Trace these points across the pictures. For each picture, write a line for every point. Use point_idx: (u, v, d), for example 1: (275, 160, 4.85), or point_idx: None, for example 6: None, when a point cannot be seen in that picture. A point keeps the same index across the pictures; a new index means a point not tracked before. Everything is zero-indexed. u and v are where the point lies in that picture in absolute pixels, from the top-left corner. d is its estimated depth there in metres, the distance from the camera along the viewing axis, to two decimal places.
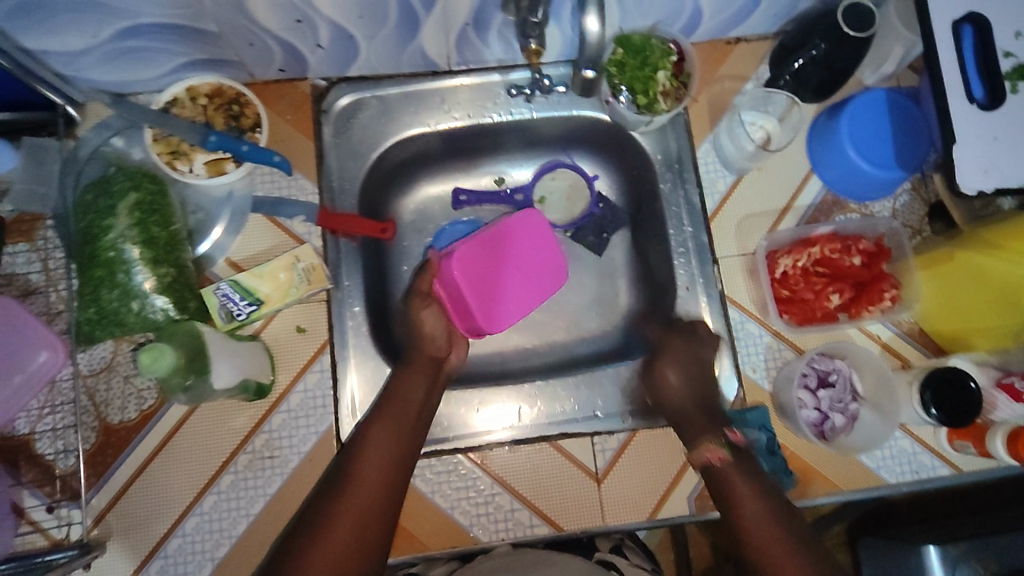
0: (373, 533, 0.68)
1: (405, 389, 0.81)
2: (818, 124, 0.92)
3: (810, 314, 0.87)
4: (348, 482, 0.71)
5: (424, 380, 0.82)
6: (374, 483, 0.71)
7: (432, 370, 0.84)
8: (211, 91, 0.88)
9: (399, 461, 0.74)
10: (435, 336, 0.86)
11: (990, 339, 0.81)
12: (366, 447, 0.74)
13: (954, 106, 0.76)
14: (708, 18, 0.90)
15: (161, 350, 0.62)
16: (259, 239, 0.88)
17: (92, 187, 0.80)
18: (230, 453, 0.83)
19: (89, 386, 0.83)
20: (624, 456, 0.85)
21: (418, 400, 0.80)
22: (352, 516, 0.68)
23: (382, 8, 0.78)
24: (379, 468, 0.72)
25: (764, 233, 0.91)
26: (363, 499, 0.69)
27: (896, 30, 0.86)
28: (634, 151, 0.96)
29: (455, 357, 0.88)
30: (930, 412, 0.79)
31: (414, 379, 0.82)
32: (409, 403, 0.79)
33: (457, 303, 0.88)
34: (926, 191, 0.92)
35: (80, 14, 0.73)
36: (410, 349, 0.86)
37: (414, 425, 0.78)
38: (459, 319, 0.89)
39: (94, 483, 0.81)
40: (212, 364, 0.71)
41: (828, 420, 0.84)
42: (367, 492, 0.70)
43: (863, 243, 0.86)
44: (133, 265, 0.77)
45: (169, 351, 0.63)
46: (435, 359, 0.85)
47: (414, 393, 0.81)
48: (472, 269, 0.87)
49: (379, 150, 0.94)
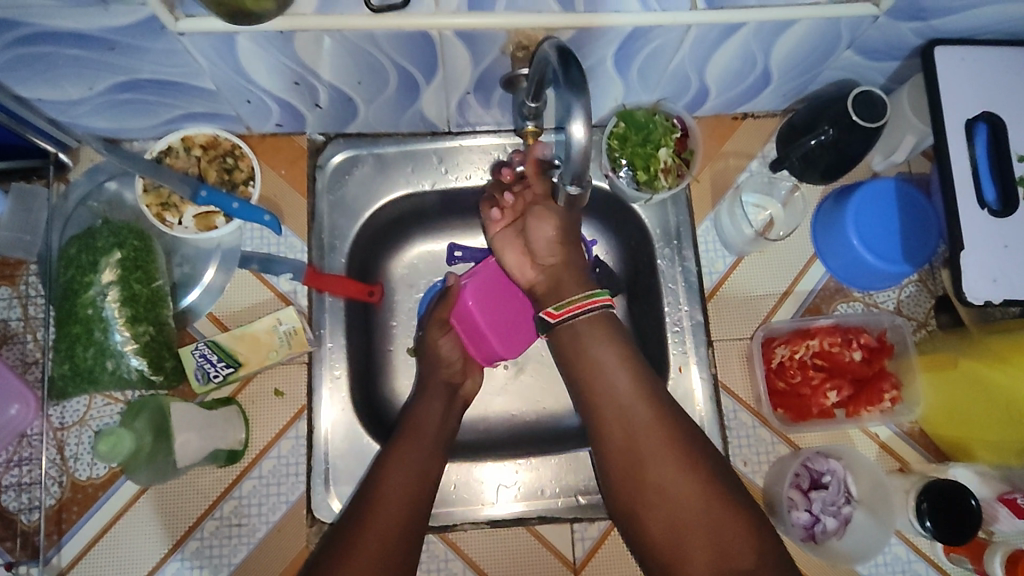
0: (397, 556, 0.71)
1: (423, 412, 0.82)
2: (823, 208, 0.90)
3: (806, 410, 0.84)
4: (370, 511, 0.73)
5: (441, 404, 0.83)
6: (394, 511, 0.74)
7: (448, 395, 0.84)
8: (206, 142, 0.87)
9: (419, 486, 0.76)
10: (451, 361, 0.86)
11: (994, 453, 0.78)
12: (382, 481, 0.75)
13: (963, 210, 0.76)
14: (714, 95, 0.88)
15: (118, 438, 0.63)
16: (244, 296, 0.87)
17: (75, 240, 0.78)
18: (197, 519, 0.80)
19: (60, 438, 0.81)
20: (604, 546, 0.83)
21: (435, 421, 0.81)
22: (376, 541, 0.71)
23: (381, 75, 0.77)
24: (399, 498, 0.74)
25: (758, 323, 0.88)
26: (385, 528, 0.72)
27: (908, 119, 0.84)
28: (633, 223, 0.93)
29: (469, 383, 0.87)
30: (924, 523, 0.76)
31: (431, 402, 0.83)
32: (430, 423, 0.81)
33: (473, 333, 0.87)
34: (933, 284, 0.89)
35: (76, 68, 0.72)
36: (425, 370, 0.85)
37: (433, 450, 0.79)
38: (475, 349, 0.88)
39: (56, 541, 0.79)
40: (177, 438, 0.70)
41: (820, 522, 0.79)
42: (390, 511, 0.73)
43: (865, 337, 0.83)
44: (112, 324, 0.75)
45: (126, 437, 0.63)
46: (450, 382, 0.85)
47: (431, 418, 0.81)
48: (480, 297, 0.87)
49: (372, 208, 0.91)
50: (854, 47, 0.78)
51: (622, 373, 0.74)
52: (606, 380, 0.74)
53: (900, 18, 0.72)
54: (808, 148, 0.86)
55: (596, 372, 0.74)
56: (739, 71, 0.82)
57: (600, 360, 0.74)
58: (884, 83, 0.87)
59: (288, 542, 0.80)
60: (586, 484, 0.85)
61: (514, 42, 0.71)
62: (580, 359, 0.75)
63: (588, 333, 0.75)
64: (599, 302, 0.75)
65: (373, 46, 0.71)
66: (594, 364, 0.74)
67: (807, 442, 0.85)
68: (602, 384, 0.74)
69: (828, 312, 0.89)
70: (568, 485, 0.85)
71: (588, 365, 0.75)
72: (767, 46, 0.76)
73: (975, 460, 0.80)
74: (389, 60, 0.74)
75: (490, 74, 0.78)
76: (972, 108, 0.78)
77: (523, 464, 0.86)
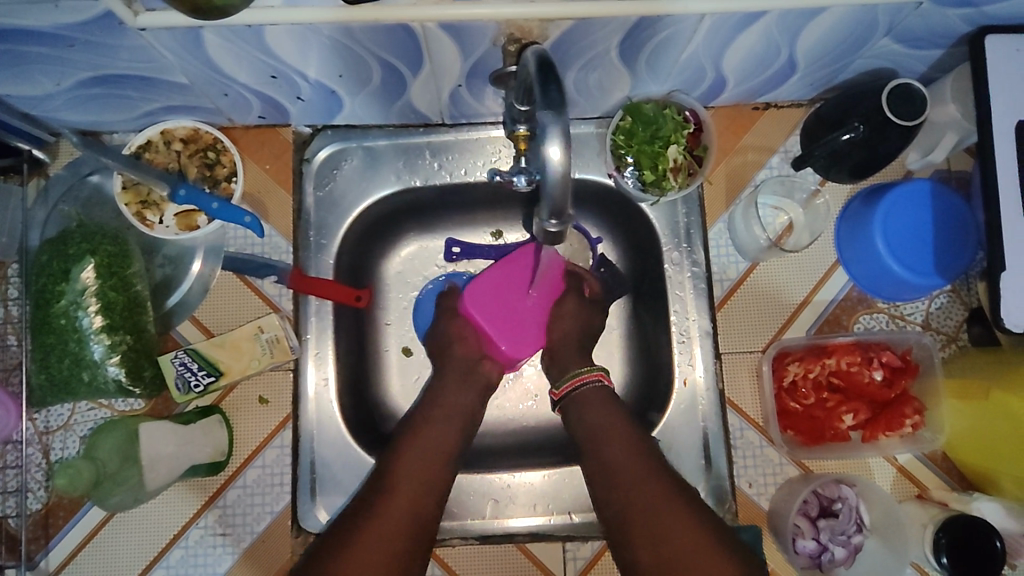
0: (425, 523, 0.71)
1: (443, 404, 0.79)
2: (850, 210, 0.82)
3: (819, 433, 0.79)
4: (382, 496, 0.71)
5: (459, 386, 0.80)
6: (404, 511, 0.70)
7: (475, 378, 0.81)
8: (187, 135, 0.82)
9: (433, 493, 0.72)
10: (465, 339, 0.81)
11: (1020, 489, 0.72)
12: (405, 451, 0.75)
13: (1006, 226, 0.68)
14: (733, 85, 0.80)
15: (74, 471, 0.67)
16: (228, 300, 0.83)
17: (48, 246, 0.76)
18: (182, 526, 0.79)
19: (45, 443, 0.79)
20: (597, 566, 0.80)
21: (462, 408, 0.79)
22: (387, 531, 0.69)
23: (364, 69, 0.71)
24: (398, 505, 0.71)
25: (769, 335, 0.82)
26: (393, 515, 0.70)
27: (949, 115, 0.76)
28: (640, 223, 0.86)
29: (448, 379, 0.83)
30: (940, 559, 0.71)
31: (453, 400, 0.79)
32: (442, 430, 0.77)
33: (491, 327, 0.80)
34: (967, 295, 0.81)
35: (38, 64, 0.67)
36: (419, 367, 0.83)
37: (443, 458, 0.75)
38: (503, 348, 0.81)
39: (43, 546, 0.78)
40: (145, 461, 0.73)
41: (827, 551, 0.75)
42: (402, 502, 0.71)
43: (888, 355, 0.77)
44: (88, 334, 0.74)
45: (84, 472, 0.67)
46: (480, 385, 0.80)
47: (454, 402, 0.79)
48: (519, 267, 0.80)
49: (362, 206, 0.86)
50: (893, 34, 0.69)
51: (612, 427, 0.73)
52: (613, 465, 0.71)
53: (948, 4, 0.64)
54: (837, 145, 0.76)
55: (597, 440, 0.73)
56: (760, 62, 0.74)
57: (602, 434, 0.73)
58: (926, 72, 0.78)
59: (271, 554, 0.79)
60: (580, 500, 0.82)
61: (505, 33, 0.64)
62: (584, 431, 0.74)
63: (587, 402, 0.75)
64: (592, 375, 0.77)
65: (352, 39, 0.65)
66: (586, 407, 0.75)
67: (818, 466, 0.79)
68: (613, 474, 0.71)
69: (848, 325, 0.82)
70: (563, 501, 0.82)
71: (592, 438, 0.73)
72: (793, 35, 0.68)
73: (1002, 495, 0.74)
74: (371, 54, 0.68)
75: (482, 66, 0.71)
76: None
77: (526, 471, 0.83)
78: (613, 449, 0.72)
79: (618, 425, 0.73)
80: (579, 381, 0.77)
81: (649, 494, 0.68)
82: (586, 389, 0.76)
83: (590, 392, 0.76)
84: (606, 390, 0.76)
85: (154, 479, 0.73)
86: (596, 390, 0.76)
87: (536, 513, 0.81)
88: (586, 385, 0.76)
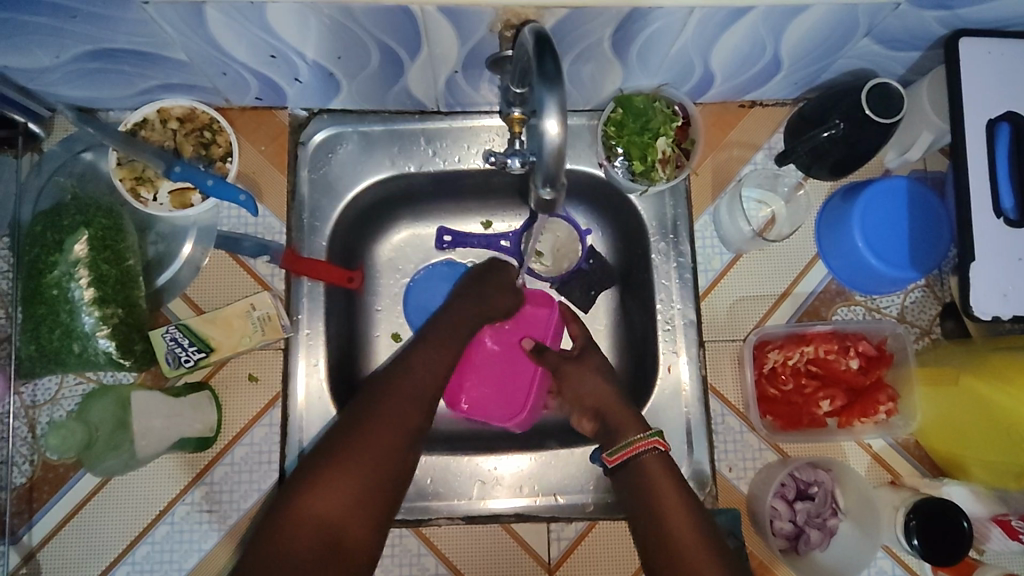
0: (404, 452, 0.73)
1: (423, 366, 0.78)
2: (830, 205, 0.85)
3: (796, 418, 0.81)
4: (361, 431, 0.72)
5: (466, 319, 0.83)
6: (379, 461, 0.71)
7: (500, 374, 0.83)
8: (183, 114, 0.82)
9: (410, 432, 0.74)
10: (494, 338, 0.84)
11: (989, 472, 0.76)
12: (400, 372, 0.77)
13: (978, 218, 0.71)
14: (721, 81, 0.82)
15: None
16: (220, 279, 0.84)
17: (41, 217, 0.76)
18: (169, 501, 0.79)
19: (31, 416, 0.79)
20: (581, 546, 0.81)
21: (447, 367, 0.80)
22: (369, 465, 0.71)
23: (363, 51, 0.73)
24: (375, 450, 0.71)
25: (751, 325, 0.84)
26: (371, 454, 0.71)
27: (925, 116, 0.79)
28: (628, 213, 0.88)
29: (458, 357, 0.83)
30: (911, 542, 0.73)
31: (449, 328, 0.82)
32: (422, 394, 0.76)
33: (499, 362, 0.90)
34: (940, 289, 0.84)
35: (37, 36, 0.68)
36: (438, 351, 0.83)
37: (409, 431, 0.74)
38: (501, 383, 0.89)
39: (26, 520, 0.77)
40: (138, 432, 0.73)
41: (804, 534, 0.77)
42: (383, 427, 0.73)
43: (864, 344, 0.80)
44: (79, 306, 0.74)
45: None
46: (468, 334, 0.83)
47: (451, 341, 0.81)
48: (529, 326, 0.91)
49: (355, 190, 0.87)
50: (873, 35, 0.72)
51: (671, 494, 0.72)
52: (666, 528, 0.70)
53: (924, 6, 0.67)
54: (818, 141, 0.79)
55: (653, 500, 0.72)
56: (747, 58, 0.76)
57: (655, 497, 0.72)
58: (903, 74, 0.81)
59: None
60: (566, 483, 0.83)
61: (502, 19, 0.66)
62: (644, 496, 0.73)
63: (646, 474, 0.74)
64: (649, 443, 0.74)
65: (352, 20, 0.66)
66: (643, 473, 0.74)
67: (796, 451, 0.82)
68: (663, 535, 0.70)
69: (826, 316, 0.84)
70: (548, 483, 0.83)
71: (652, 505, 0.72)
72: (778, 33, 0.71)
73: (969, 479, 0.78)
74: (371, 37, 0.70)
75: (479, 52, 0.73)
76: (995, 106, 0.72)
77: (511, 455, 0.84)
78: (668, 510, 0.71)
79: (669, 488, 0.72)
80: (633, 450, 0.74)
81: (696, 555, 0.68)
82: (643, 457, 0.74)
83: (648, 463, 0.74)
84: (666, 459, 0.75)
85: (143, 450, 0.75)
86: (655, 460, 0.74)
87: (522, 495, 0.83)
88: (642, 453, 0.74)
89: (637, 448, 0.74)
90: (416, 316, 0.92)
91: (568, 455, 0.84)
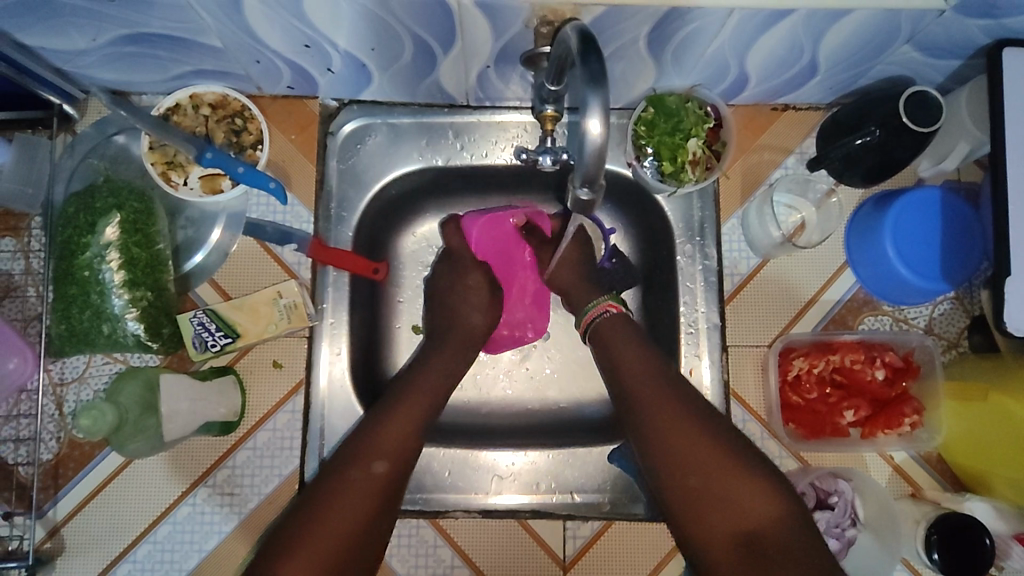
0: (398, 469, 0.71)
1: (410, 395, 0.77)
2: (861, 213, 0.84)
3: (819, 428, 0.81)
4: (312, 516, 0.65)
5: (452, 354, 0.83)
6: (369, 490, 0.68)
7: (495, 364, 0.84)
8: (215, 101, 0.83)
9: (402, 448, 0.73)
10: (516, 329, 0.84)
11: (1014, 490, 0.75)
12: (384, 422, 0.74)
13: (1014, 232, 0.70)
14: (754, 83, 0.81)
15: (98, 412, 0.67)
16: (247, 266, 0.85)
17: (74, 199, 0.77)
18: (191, 483, 0.80)
19: (58, 394, 0.80)
20: (597, 545, 0.81)
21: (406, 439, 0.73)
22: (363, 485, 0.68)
23: (397, 43, 0.73)
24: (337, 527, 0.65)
25: (775, 332, 0.84)
26: (355, 506, 0.67)
27: (963, 125, 0.78)
28: (655, 214, 0.87)
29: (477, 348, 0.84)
30: (931, 555, 0.73)
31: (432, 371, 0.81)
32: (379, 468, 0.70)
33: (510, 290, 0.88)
34: (970, 302, 0.83)
35: (75, 18, 0.68)
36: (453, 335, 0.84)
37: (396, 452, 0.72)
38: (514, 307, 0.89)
39: (51, 495, 0.79)
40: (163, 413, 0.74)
41: (821, 542, 0.76)
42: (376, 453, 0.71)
43: (890, 355, 0.80)
44: (110, 288, 0.75)
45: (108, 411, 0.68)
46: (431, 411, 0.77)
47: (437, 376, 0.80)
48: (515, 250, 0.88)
49: (382, 182, 0.87)
50: (913, 42, 0.71)
51: (637, 362, 0.73)
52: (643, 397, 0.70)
53: (969, 14, 0.65)
54: (852, 149, 0.78)
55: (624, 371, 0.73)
56: (783, 61, 0.75)
57: (638, 383, 0.71)
58: (942, 83, 0.80)
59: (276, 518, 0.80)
60: (583, 481, 0.83)
61: (538, 16, 0.65)
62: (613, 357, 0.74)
63: (609, 331, 0.76)
64: (602, 307, 0.78)
65: (387, 10, 0.66)
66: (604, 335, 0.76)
67: (816, 459, 0.82)
68: (671, 446, 0.67)
69: (853, 325, 0.84)
70: (565, 480, 0.83)
71: (627, 362, 0.73)
72: (816, 36, 0.70)
73: (993, 496, 0.77)
74: (405, 28, 0.69)
75: (513, 48, 0.73)
76: None
77: (526, 451, 0.85)
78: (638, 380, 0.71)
79: (662, 390, 0.70)
80: (588, 317, 0.78)
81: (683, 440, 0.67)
82: (600, 321, 0.78)
83: (603, 322, 0.77)
84: (621, 318, 0.77)
85: (170, 432, 0.75)
86: (607, 321, 0.77)
87: (538, 491, 0.83)
88: (599, 318, 0.78)
89: (593, 312, 0.79)
90: None
91: (586, 453, 0.84)
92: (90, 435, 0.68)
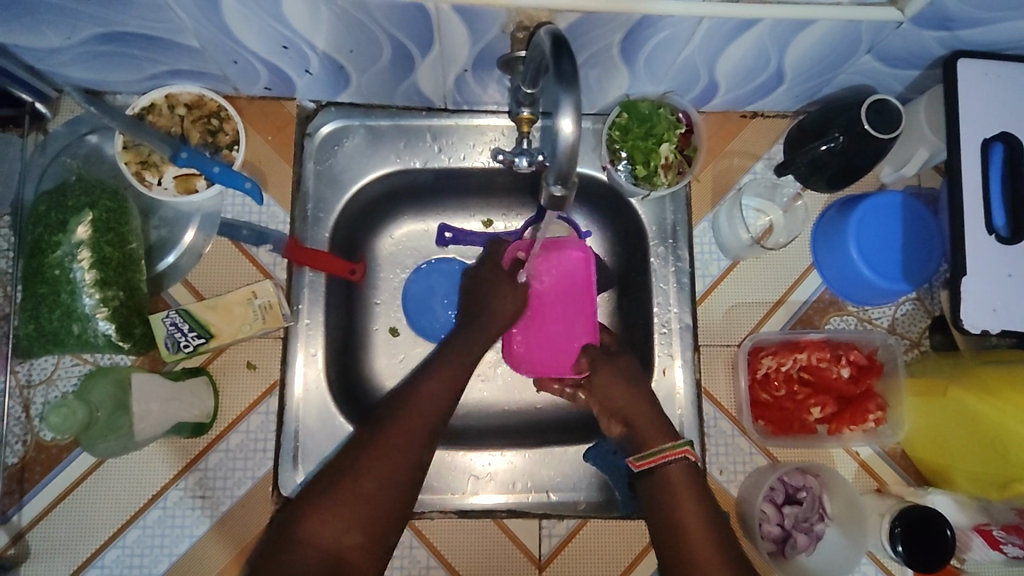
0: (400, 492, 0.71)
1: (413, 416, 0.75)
2: (826, 218, 0.87)
3: (787, 424, 0.83)
4: (327, 499, 0.69)
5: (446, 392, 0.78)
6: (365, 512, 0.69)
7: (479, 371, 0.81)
8: (191, 101, 0.82)
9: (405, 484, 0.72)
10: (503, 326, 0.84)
11: (973, 483, 0.77)
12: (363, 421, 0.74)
13: (971, 235, 0.73)
14: (724, 92, 0.84)
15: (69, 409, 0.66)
16: (222, 267, 0.84)
17: (46, 197, 0.76)
18: (163, 486, 0.79)
19: (25, 397, 0.78)
20: (571, 544, 0.82)
21: (415, 444, 0.73)
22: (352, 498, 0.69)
23: (375, 46, 0.74)
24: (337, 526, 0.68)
25: (746, 332, 0.86)
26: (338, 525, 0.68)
27: (922, 133, 0.81)
28: (629, 216, 0.89)
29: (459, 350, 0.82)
30: (896, 548, 0.75)
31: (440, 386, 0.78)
32: (384, 471, 0.70)
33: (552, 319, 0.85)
34: (930, 303, 0.86)
35: (50, 16, 0.68)
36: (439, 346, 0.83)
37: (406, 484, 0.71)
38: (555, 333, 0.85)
39: (17, 500, 0.77)
40: (136, 415, 0.73)
41: (790, 538, 0.79)
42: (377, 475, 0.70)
43: (855, 354, 0.83)
44: (80, 287, 0.74)
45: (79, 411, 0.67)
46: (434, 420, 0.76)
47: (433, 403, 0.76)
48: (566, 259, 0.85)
49: (359, 183, 0.88)
50: (874, 53, 0.74)
51: (699, 518, 0.71)
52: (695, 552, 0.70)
53: (925, 26, 0.68)
54: (817, 154, 0.81)
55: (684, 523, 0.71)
56: (750, 70, 0.78)
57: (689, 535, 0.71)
58: (902, 92, 0.83)
59: (250, 520, 0.79)
60: (558, 480, 0.84)
61: (515, 21, 0.67)
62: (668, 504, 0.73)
63: (676, 482, 0.74)
64: (676, 454, 0.74)
65: (366, 13, 0.67)
66: (671, 483, 0.74)
67: (786, 457, 0.83)
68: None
69: (820, 324, 0.86)
70: (541, 479, 0.84)
71: (690, 519, 0.71)
72: (782, 46, 0.72)
73: (953, 489, 0.79)
74: (384, 32, 0.70)
75: (489, 53, 0.74)
76: (990, 126, 0.74)
77: (491, 453, 0.85)
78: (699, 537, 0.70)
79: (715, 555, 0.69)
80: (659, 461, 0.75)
81: None
82: (672, 466, 0.74)
83: (676, 471, 0.74)
84: (693, 469, 0.75)
85: (142, 431, 0.74)
86: (680, 471, 0.74)
87: (513, 490, 0.84)
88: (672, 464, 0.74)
89: (662, 456, 0.75)
90: (414, 311, 0.92)
91: (561, 452, 0.85)
92: (58, 433, 0.66)
